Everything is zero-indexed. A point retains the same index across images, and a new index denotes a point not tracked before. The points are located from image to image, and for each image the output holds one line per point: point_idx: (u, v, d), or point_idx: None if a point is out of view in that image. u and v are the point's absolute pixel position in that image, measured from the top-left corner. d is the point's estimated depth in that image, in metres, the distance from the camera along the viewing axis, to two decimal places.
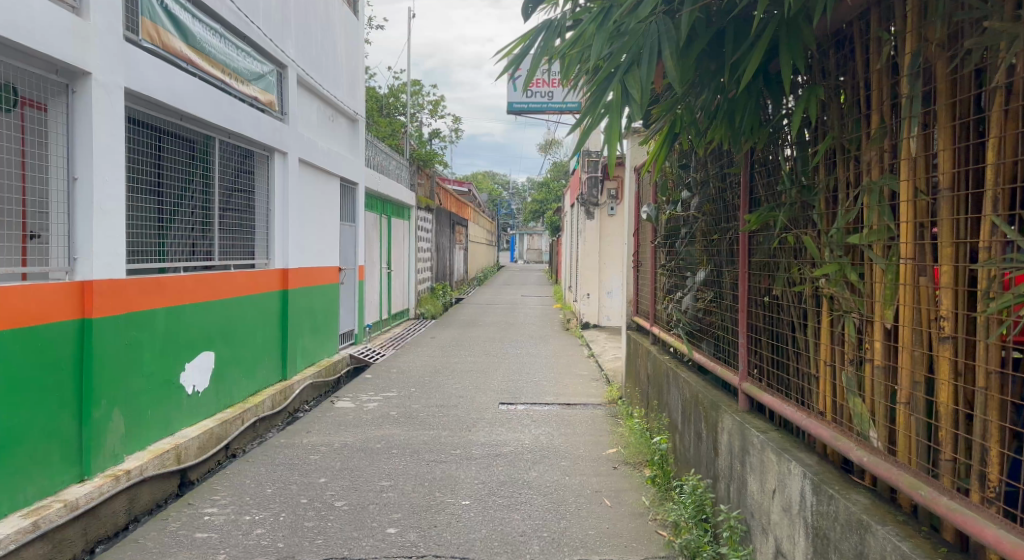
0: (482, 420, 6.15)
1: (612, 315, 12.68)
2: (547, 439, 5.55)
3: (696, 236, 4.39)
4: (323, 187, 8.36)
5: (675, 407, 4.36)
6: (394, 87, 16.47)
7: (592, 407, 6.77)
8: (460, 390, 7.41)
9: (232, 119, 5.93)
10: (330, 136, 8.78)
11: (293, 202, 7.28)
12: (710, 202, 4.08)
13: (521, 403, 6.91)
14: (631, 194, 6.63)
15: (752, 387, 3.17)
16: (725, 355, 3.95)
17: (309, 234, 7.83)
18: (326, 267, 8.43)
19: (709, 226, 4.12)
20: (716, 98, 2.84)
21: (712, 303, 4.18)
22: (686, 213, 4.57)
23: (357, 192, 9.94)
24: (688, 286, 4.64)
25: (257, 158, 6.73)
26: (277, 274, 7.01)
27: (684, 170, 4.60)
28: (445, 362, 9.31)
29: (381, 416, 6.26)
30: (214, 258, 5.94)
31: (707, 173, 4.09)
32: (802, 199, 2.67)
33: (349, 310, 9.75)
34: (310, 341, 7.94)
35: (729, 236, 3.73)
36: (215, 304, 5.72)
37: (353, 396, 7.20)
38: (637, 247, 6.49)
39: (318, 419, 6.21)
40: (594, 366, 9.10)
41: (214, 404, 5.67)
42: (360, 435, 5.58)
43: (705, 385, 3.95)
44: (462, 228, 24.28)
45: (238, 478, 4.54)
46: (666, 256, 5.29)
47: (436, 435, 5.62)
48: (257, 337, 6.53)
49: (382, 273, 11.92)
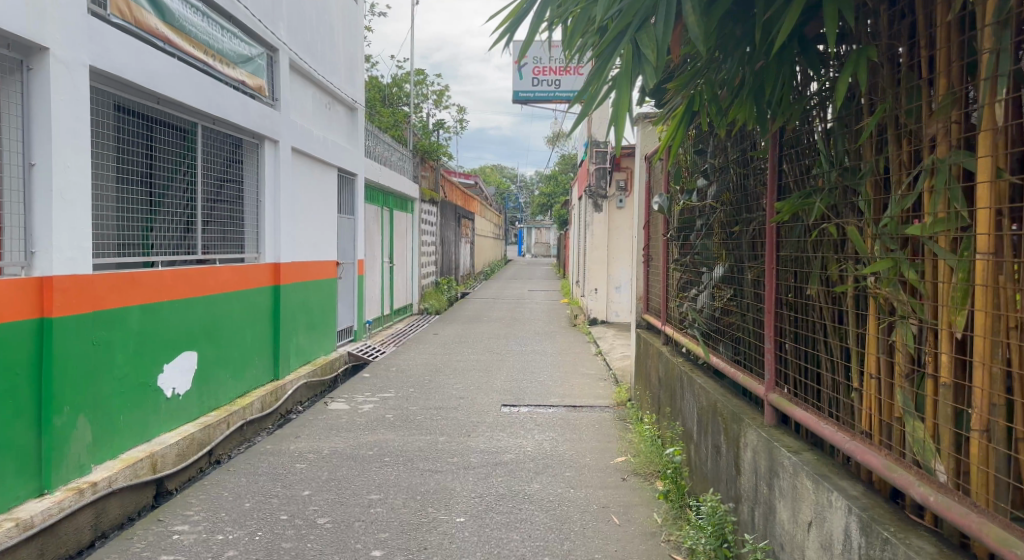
0: (482, 424, 5.80)
1: (621, 311, 12.28)
2: (550, 446, 5.20)
3: (713, 228, 4.02)
4: (319, 178, 8.03)
5: (690, 415, 3.99)
6: (398, 76, 16.07)
7: (600, 409, 6.41)
8: (461, 391, 7.06)
9: (217, 104, 5.59)
10: (327, 125, 8.43)
11: (286, 193, 6.94)
12: (730, 190, 3.71)
13: (525, 405, 6.55)
14: (641, 184, 6.24)
15: (780, 398, 2.80)
16: (746, 359, 3.58)
17: (303, 226, 7.49)
18: (322, 261, 8.10)
19: (728, 217, 3.76)
20: (743, 69, 2.46)
21: (732, 301, 3.81)
22: (702, 203, 4.20)
23: (357, 183, 9.59)
24: (704, 283, 4.27)
25: (245, 146, 6.37)
26: (269, 269, 6.68)
27: (701, 157, 4.23)
28: (447, 360, 8.96)
29: (375, 419, 5.91)
30: (197, 252, 5.57)
31: (726, 157, 3.72)
32: (845, 184, 2.29)
33: (349, 305, 9.42)
34: (305, 339, 7.61)
35: (753, 228, 3.36)
36: (199, 301, 5.39)
37: (349, 397, 6.86)
38: (647, 241, 6.11)
39: (309, 422, 5.88)
40: (601, 364, 8.73)
41: (198, 407, 5.35)
42: (352, 441, 5.23)
43: (724, 392, 3.58)
44: (468, 222, 23.91)
45: (216, 491, 4.22)
46: (680, 250, 4.91)
47: (433, 441, 5.27)
48: (246, 335, 6.21)
49: (383, 266, 11.56)
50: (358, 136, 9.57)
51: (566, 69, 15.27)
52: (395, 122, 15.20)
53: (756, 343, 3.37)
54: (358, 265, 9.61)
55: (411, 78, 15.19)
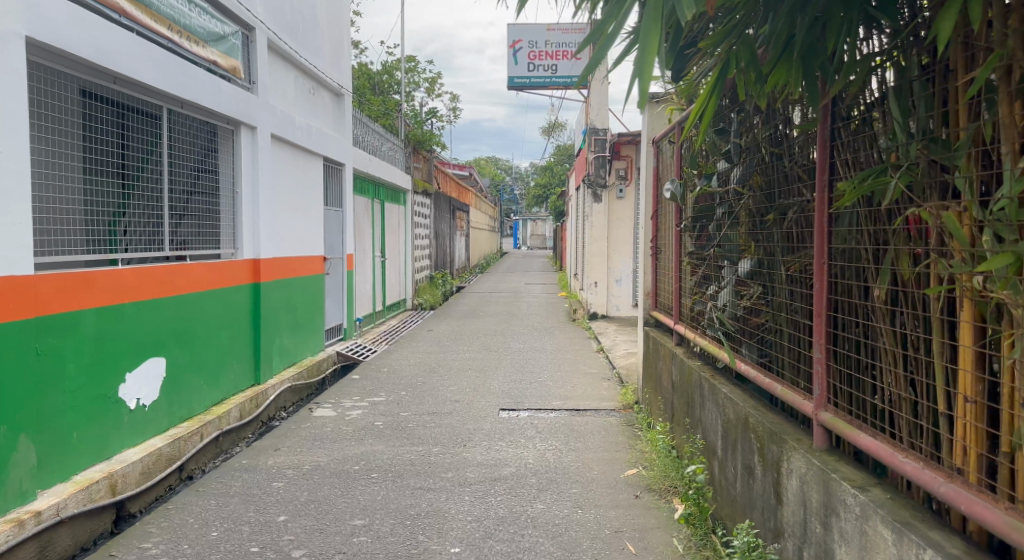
0: (479, 432, 5.35)
1: (621, 305, 11.88)
2: (554, 457, 4.75)
3: (738, 218, 3.57)
4: (303, 168, 7.54)
5: (713, 428, 3.54)
6: (388, 64, 15.51)
7: (605, 413, 5.96)
8: (456, 394, 6.60)
9: (185, 86, 5.11)
10: (310, 111, 7.94)
11: (265, 183, 6.45)
12: (763, 171, 3.25)
13: (524, 409, 6.10)
14: (648, 171, 5.77)
15: (834, 418, 2.36)
16: (780, 366, 3.14)
17: (286, 220, 7.00)
18: (307, 256, 7.63)
19: (757, 204, 3.31)
20: (795, 18, 1.99)
21: (762, 299, 3.36)
22: (724, 189, 3.75)
23: (345, 174, 9.09)
24: (726, 278, 3.81)
25: (219, 132, 5.88)
26: (248, 265, 6.21)
27: (722, 137, 3.77)
28: (441, 359, 8.49)
29: (363, 428, 5.45)
30: (166, 248, 5.09)
31: (756, 135, 3.27)
32: (931, 158, 1.84)
33: (338, 302, 8.95)
34: (289, 339, 7.14)
35: (795, 214, 2.90)
36: (168, 301, 4.92)
37: (335, 402, 6.39)
38: (655, 232, 5.66)
39: (292, 431, 5.42)
40: (604, 362, 8.29)
41: (168, 418, 4.88)
42: (336, 454, 4.77)
43: (756, 404, 3.13)
44: (463, 215, 23.35)
45: (180, 515, 3.76)
46: (695, 242, 4.47)
47: (425, 453, 4.81)
48: (223, 338, 5.74)
49: (374, 260, 11.08)
50: (345, 125, 9.07)
51: (563, 55, 14.79)
52: (386, 111, 14.63)
53: (797, 349, 2.92)
54: (347, 260, 9.14)
55: (402, 65, 14.65)
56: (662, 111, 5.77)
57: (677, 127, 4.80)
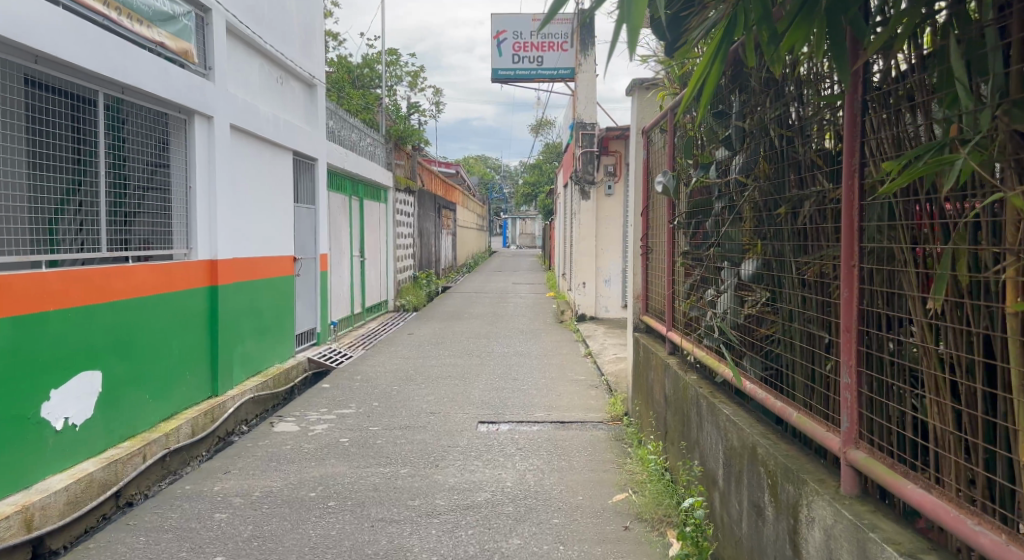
0: (453, 449, 4.88)
1: (610, 306, 11.42)
2: (534, 479, 4.29)
3: (740, 212, 3.12)
4: (269, 163, 7.06)
5: (713, 454, 3.09)
6: (369, 57, 14.94)
7: (592, 426, 5.50)
8: (431, 405, 6.12)
9: (124, 68, 4.60)
10: (277, 101, 7.43)
11: (223, 178, 5.95)
12: (771, 158, 2.80)
13: (505, 422, 5.63)
14: (639, 164, 5.32)
15: (868, 460, 1.90)
16: (794, 385, 2.69)
17: (248, 217, 6.49)
18: (274, 257, 7.12)
19: (764, 197, 2.87)
20: None
21: (770, 306, 2.92)
22: (724, 180, 3.31)
23: (318, 169, 8.58)
24: (726, 281, 3.36)
25: (168, 121, 5.37)
26: (204, 267, 5.73)
27: (722, 121, 3.33)
28: (420, 366, 8.01)
29: (326, 446, 4.96)
30: (102, 250, 4.56)
31: (765, 116, 2.82)
32: (1013, 128, 1.40)
33: (311, 306, 8.44)
34: (253, 345, 6.64)
35: (813, 206, 2.47)
36: (105, 309, 4.43)
37: (301, 415, 5.90)
38: (646, 230, 5.20)
39: (247, 450, 4.93)
40: (592, 368, 7.82)
41: (105, 438, 4.38)
42: (292, 478, 4.30)
43: (764, 430, 2.69)
44: (449, 213, 22.79)
45: (102, 556, 3.28)
46: (690, 240, 4.02)
47: (391, 475, 4.34)
48: (173, 347, 5.26)
49: (351, 260, 10.57)
50: (318, 117, 8.57)
51: (549, 46, 14.27)
52: (366, 105, 14.07)
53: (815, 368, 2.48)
54: (321, 260, 8.64)
55: (382, 57, 14.11)
56: (653, 98, 5.32)
57: (670, 114, 4.35)
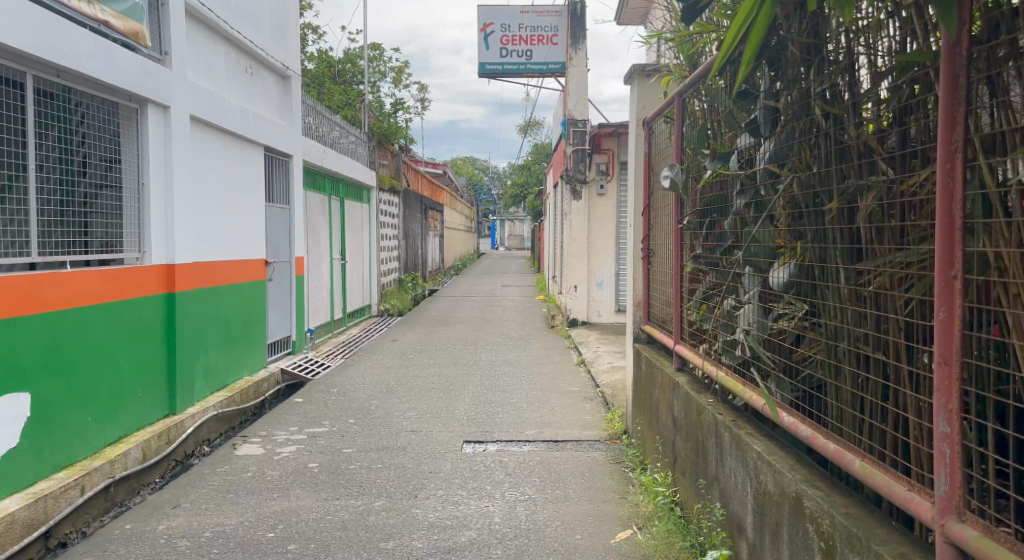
0: (435, 475, 4.38)
1: (603, 310, 10.95)
2: (525, 513, 3.79)
3: (770, 209, 2.64)
4: (237, 159, 6.53)
5: (740, 497, 2.59)
6: (351, 51, 14.35)
7: (588, 446, 5.01)
8: (412, 423, 5.59)
9: (59, 48, 4.04)
10: (246, 92, 6.90)
11: (182, 173, 5.42)
12: (814, 142, 2.32)
13: (493, 441, 5.14)
14: (640, 158, 4.84)
15: (982, 541, 1.41)
16: (858, 424, 2.20)
17: (211, 217, 5.95)
18: (241, 261, 6.57)
19: (805, 189, 2.39)
20: None
21: (808, 321, 2.46)
22: (748, 170, 2.83)
23: (293, 166, 8.04)
24: (748, 291, 2.87)
25: (117, 110, 4.82)
26: (159, 272, 5.19)
27: (745, 102, 2.86)
28: (402, 376, 7.49)
29: (292, 474, 4.43)
30: (35, 254, 3.99)
31: (808, 91, 2.34)
32: None
33: (285, 313, 7.89)
34: (217, 357, 6.09)
35: (876, 201, 2.01)
36: (34, 322, 3.87)
37: (268, 434, 5.37)
38: (648, 231, 4.73)
39: (203, 478, 4.40)
40: (586, 379, 7.32)
41: (34, 470, 3.84)
42: (250, 514, 3.79)
43: (808, 475, 2.20)
44: (436, 214, 22.25)
45: None
46: (702, 241, 3.53)
47: (362, 510, 3.83)
48: (122, 362, 4.71)
49: (331, 263, 10.04)
50: (294, 110, 8.03)
51: (538, 39, 13.74)
52: (349, 101, 13.52)
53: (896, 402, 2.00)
54: (296, 263, 8.09)
55: (365, 52, 13.56)
56: (656, 84, 4.82)
57: (677, 99, 3.86)
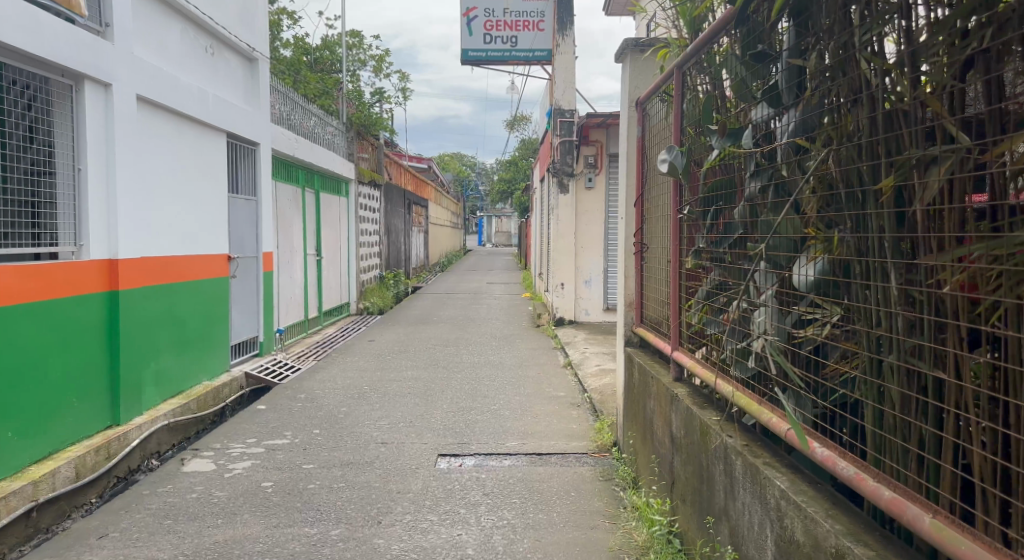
0: (404, 496, 3.90)
1: (590, 309, 10.48)
2: (503, 543, 3.32)
3: (794, 191, 2.18)
4: (194, 146, 6.02)
5: (757, 542, 2.15)
6: (330, 38, 13.81)
7: (575, 461, 4.55)
8: (382, 433, 5.10)
9: None
10: (206, 73, 6.38)
11: (127, 158, 4.90)
12: (855, 107, 1.88)
13: (470, 455, 4.67)
14: (633, 143, 4.39)
15: None
16: (908, 460, 1.76)
17: (162, 207, 5.44)
18: (198, 256, 6.06)
19: (842, 164, 1.93)
20: None
21: (840, 329, 2.01)
22: (766, 146, 2.38)
23: (261, 155, 7.52)
24: (764, 292, 2.41)
25: (50, 86, 4.28)
26: (100, 267, 4.68)
27: (763, 65, 2.41)
28: (377, 380, 7.00)
29: (242, 495, 3.94)
30: None
31: (847, 41, 1.89)
32: None
33: (251, 312, 7.37)
34: (170, 361, 5.59)
35: (945, 174, 1.56)
36: None
37: (223, 446, 4.87)
38: (641, 222, 4.27)
39: (142, 500, 3.90)
40: (572, 383, 6.85)
41: None
42: (187, 546, 3.31)
43: (851, 524, 1.76)
44: (420, 209, 21.68)
45: None
46: (706, 231, 3.08)
47: (316, 541, 3.35)
48: (52, 369, 4.20)
49: (304, 258, 9.52)
50: (261, 96, 7.51)
51: (523, 25, 13.26)
52: (326, 89, 12.98)
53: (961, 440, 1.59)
54: (264, 259, 7.57)
55: (343, 39, 13.02)
56: (650, 61, 4.36)
57: (677, 73, 3.41)
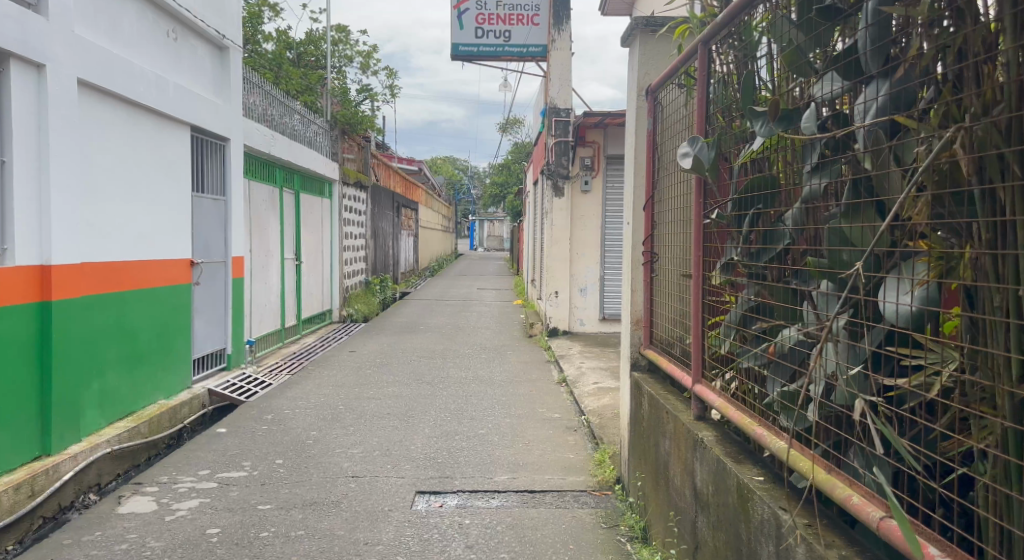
0: (372, 550, 3.31)
1: (586, 319, 9.90)
2: None
3: (885, 190, 1.61)
4: (151, 138, 5.41)
5: None
6: (314, 33, 13.18)
7: (572, 501, 3.97)
8: (354, 465, 4.50)
9: None
10: (166, 59, 5.77)
11: (64, 150, 4.29)
12: (993, 69, 1.31)
13: (453, 492, 4.07)
14: (643, 138, 3.82)
15: None
16: None
17: (108, 206, 4.83)
18: (153, 262, 5.45)
19: (969, 148, 1.36)
20: None
21: (958, 382, 1.43)
22: (836, 128, 1.81)
23: (232, 152, 6.91)
24: (827, 322, 1.84)
25: None
26: (30, 276, 4.07)
27: (835, 22, 1.84)
28: (353, 398, 6.39)
29: (180, 547, 3.33)
30: None
31: None
32: None
33: (217, 323, 6.75)
34: (117, 379, 4.97)
35: None
36: None
37: (171, 480, 4.26)
38: (651, 227, 3.70)
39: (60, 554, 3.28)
40: (568, 403, 6.26)
41: None
42: None
43: None
44: (410, 211, 20.98)
45: None
46: (739, 239, 2.50)
47: None
48: None
49: (281, 263, 8.91)
50: (232, 88, 6.91)
51: (517, 19, 12.74)
52: (309, 85, 12.35)
53: None
54: (235, 264, 6.96)
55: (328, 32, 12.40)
56: (664, 43, 3.79)
57: (701, 50, 2.85)
